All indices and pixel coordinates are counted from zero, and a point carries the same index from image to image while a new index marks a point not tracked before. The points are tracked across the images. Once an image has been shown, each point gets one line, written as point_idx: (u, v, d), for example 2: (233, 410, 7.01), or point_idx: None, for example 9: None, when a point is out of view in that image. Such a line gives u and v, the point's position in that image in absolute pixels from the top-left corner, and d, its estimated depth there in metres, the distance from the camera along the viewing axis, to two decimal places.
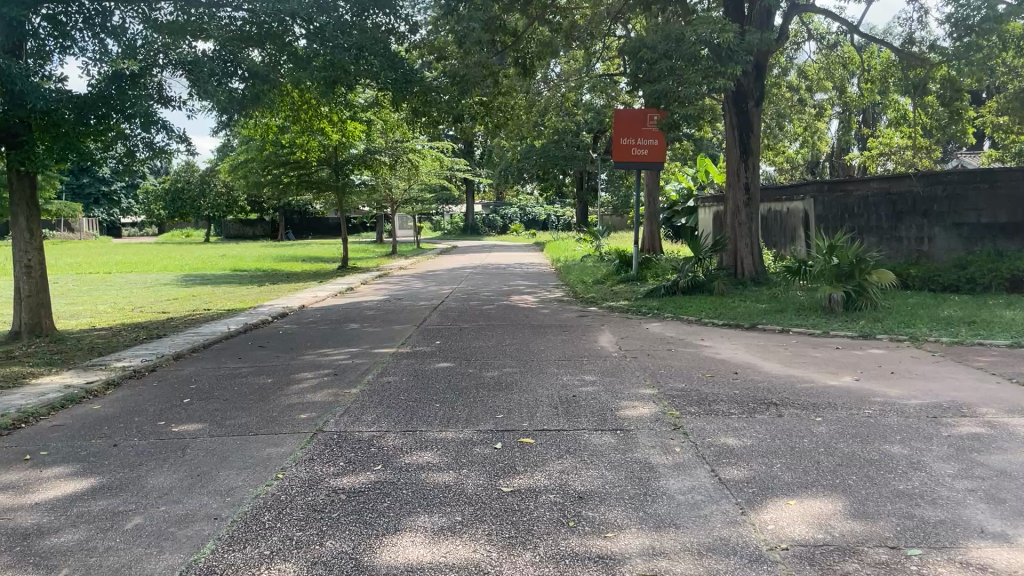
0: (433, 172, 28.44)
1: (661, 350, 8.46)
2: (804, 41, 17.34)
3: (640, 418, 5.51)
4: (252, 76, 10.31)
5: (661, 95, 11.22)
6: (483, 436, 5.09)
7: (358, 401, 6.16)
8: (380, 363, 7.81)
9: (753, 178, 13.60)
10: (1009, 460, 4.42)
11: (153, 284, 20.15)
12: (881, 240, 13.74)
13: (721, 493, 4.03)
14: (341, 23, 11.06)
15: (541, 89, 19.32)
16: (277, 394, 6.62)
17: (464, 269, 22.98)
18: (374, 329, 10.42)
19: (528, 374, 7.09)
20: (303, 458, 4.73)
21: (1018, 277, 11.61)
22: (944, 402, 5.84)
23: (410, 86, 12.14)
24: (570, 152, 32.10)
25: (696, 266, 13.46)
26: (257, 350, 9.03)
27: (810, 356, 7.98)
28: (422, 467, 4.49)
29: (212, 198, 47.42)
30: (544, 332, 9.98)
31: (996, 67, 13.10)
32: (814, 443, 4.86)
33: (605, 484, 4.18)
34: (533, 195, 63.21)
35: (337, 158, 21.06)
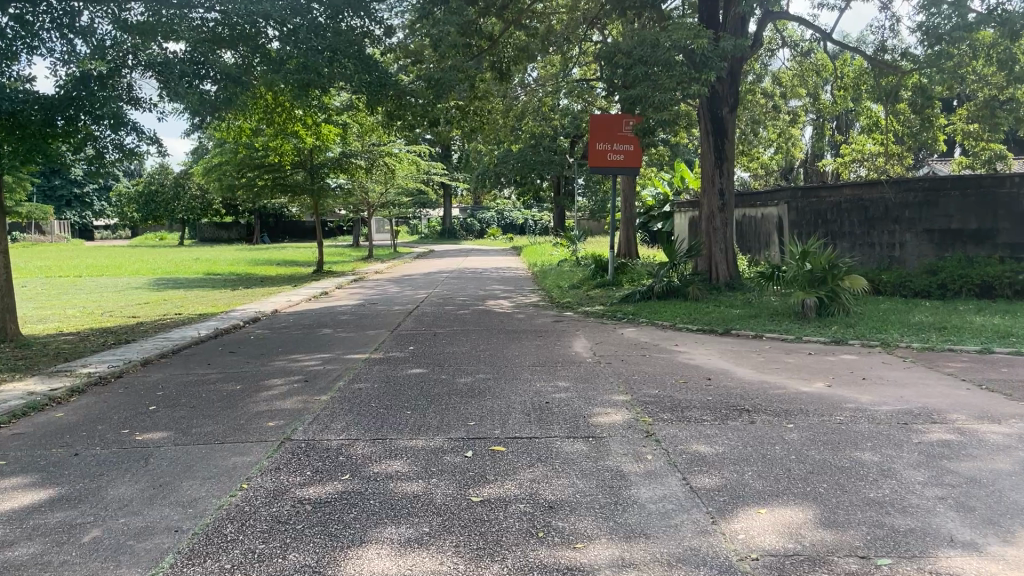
0: (410, 177, 28.32)
1: (636, 355, 8.44)
2: (779, 48, 17.54)
3: (612, 425, 5.47)
4: (227, 78, 10.20)
5: (636, 100, 11.23)
6: (454, 444, 5.03)
7: (328, 409, 6.07)
8: (352, 369, 7.73)
9: (729, 183, 13.63)
10: (979, 468, 4.43)
11: (124, 287, 19.84)
12: (854, 246, 14.02)
13: (692, 502, 4.00)
14: (315, 25, 11.04)
15: (518, 93, 19.27)
16: (245, 401, 6.51)
17: (440, 273, 22.89)
18: (347, 334, 10.32)
19: (501, 381, 7.03)
20: (269, 468, 4.64)
21: (988, 284, 11.69)
22: (915, 408, 5.86)
23: (385, 89, 12.04)
24: (547, 157, 31.94)
25: (671, 271, 13.51)
26: (227, 355, 8.90)
27: (783, 361, 8.00)
28: (391, 477, 4.42)
29: (186, 201, 46.95)
30: (519, 337, 9.93)
31: (966, 75, 13.28)
32: (786, 450, 4.85)
33: (576, 493, 4.13)
34: (511, 200, 63.22)
35: (313, 162, 20.90)
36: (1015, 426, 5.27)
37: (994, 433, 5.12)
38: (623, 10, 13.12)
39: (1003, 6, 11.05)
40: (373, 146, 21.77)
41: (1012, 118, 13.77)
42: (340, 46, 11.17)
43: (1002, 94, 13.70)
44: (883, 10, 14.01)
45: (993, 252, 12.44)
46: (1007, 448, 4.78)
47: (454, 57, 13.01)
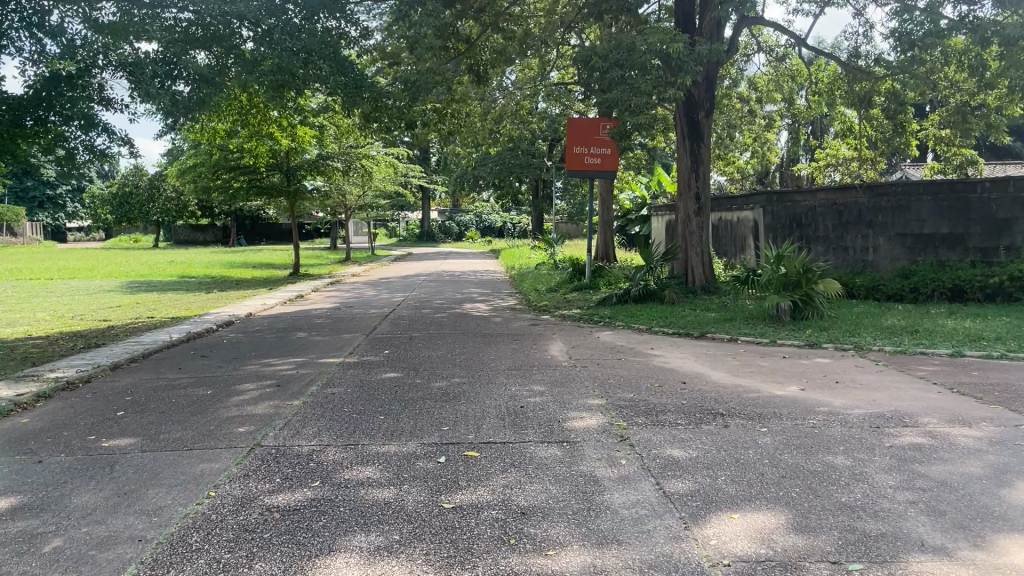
0: (387, 180, 28.20)
1: (611, 359, 8.43)
2: (754, 53, 17.69)
3: (586, 429, 5.45)
4: (199, 79, 10.12)
5: (612, 104, 11.25)
6: (426, 449, 4.98)
7: (300, 414, 5.99)
8: (326, 373, 7.65)
9: (705, 187, 13.68)
10: (950, 471, 4.45)
11: (95, 291, 19.54)
12: (829, 249, 14.16)
13: (665, 507, 3.98)
14: (289, 26, 10.96)
15: (496, 96, 19.23)
16: (216, 406, 6.41)
17: (417, 277, 22.78)
18: (321, 338, 10.22)
19: (476, 385, 6.98)
20: (237, 475, 4.57)
21: (960, 288, 11.82)
22: (887, 411, 5.90)
23: (361, 90, 11.95)
24: (525, 161, 31.86)
25: (648, 274, 13.54)
26: (199, 360, 8.78)
27: (757, 365, 8.02)
28: (361, 483, 4.36)
29: (161, 203, 46.40)
30: (495, 340, 9.89)
31: (938, 81, 13.47)
32: (759, 454, 4.85)
33: (548, 499, 4.10)
34: (489, 203, 63.14)
35: (290, 163, 20.75)
36: (986, 429, 5.31)
37: (965, 436, 5.16)
38: (600, 14, 13.15)
39: (974, 12, 11.21)
40: (350, 149, 21.63)
41: (983, 123, 13.98)
42: (314, 46, 11.10)
43: (973, 100, 13.92)
44: (857, 15, 14.16)
45: (964, 256, 12.51)
46: (977, 451, 4.82)
47: (431, 60, 12.95)
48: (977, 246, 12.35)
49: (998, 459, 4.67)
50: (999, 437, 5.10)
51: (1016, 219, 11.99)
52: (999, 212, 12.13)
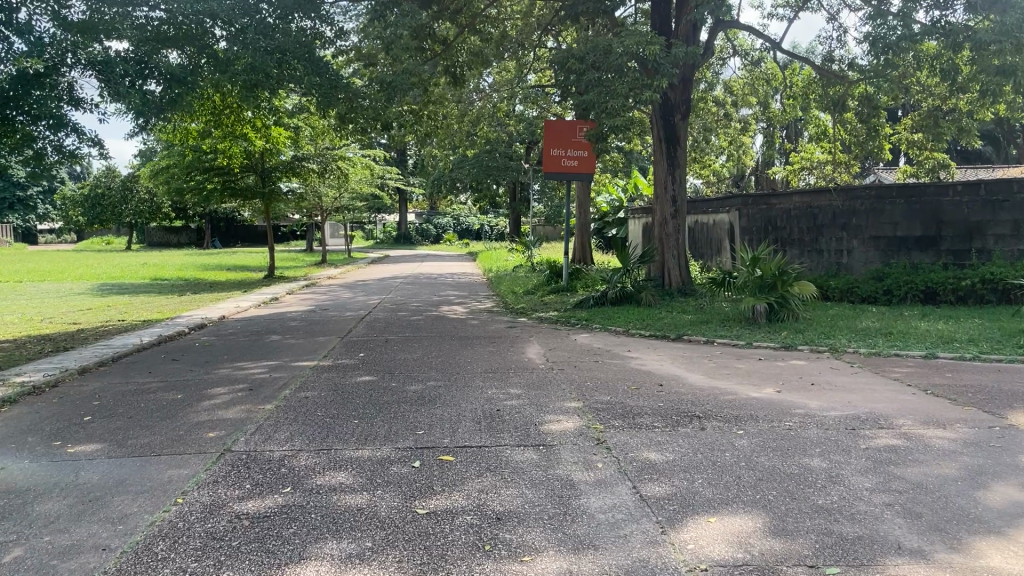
0: (364, 181, 28.02)
1: (588, 362, 8.39)
2: (729, 57, 17.75)
3: (563, 433, 5.40)
4: (171, 78, 9.99)
5: (589, 105, 11.24)
6: (401, 454, 4.90)
7: (272, 419, 5.88)
8: (299, 376, 7.54)
9: (681, 190, 13.73)
10: (925, 473, 4.45)
11: (66, 293, 19.18)
12: (803, 252, 14.19)
13: (642, 511, 3.94)
14: (263, 26, 10.85)
15: (473, 98, 19.16)
16: (186, 411, 6.29)
17: (394, 279, 22.63)
18: (295, 341, 10.09)
19: (452, 388, 6.91)
20: (206, 482, 4.46)
21: (932, 290, 11.94)
22: (863, 413, 5.91)
23: (335, 90, 11.81)
24: (503, 163, 31.51)
25: (625, 277, 13.51)
26: (169, 363, 8.62)
27: (733, 367, 8.02)
28: (334, 489, 4.27)
29: (134, 204, 45.72)
30: (471, 343, 9.82)
31: (910, 85, 13.71)
32: (735, 456, 4.83)
33: (524, 504, 4.05)
34: (466, 205, 62.98)
35: (265, 165, 20.54)
36: (960, 431, 5.34)
37: (940, 437, 5.17)
38: (576, 16, 13.15)
39: (946, 18, 11.35)
40: (326, 150, 21.46)
41: (955, 128, 14.15)
42: (288, 46, 10.98)
43: (945, 105, 14.08)
44: (831, 20, 14.26)
45: (937, 258, 12.67)
46: (952, 453, 4.83)
47: (407, 61, 12.87)
48: (949, 249, 12.52)
49: (973, 460, 4.69)
50: (973, 439, 5.12)
51: (986, 221, 12.22)
52: (971, 215, 12.32)
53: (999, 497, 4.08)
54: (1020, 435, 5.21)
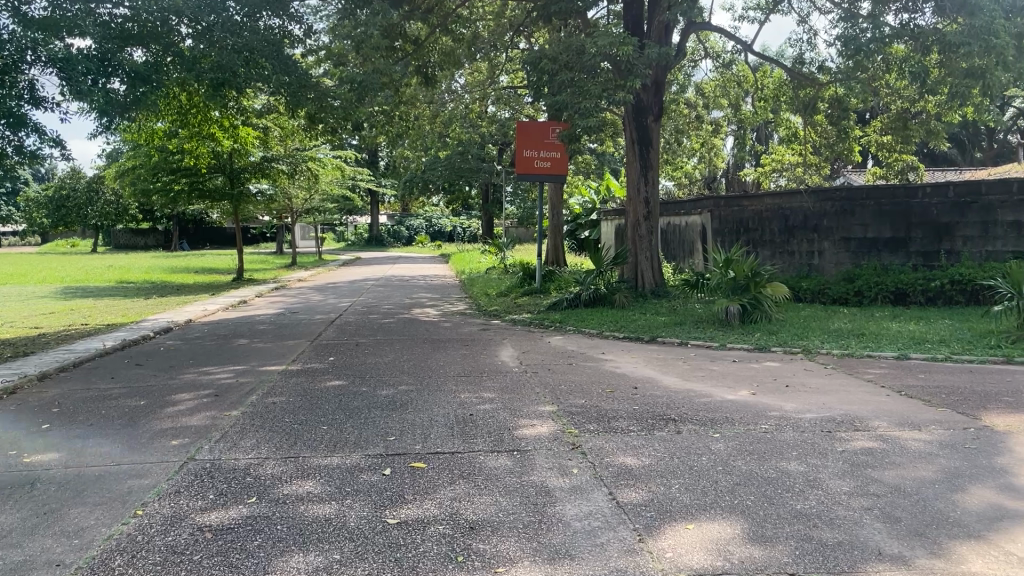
0: (335, 182, 27.70)
1: (562, 364, 8.30)
2: (701, 58, 17.76)
3: (537, 438, 5.29)
4: (135, 77, 9.78)
5: (562, 106, 11.17)
6: (371, 461, 4.76)
7: (238, 425, 5.71)
8: (268, 381, 7.37)
9: (654, 192, 13.70)
10: (902, 476, 4.42)
11: (28, 297, 18.71)
12: (775, 253, 14.15)
13: (619, 518, 3.84)
14: (230, 23, 10.66)
15: (445, 100, 19.01)
16: (149, 418, 6.09)
17: (365, 282, 22.39)
18: (264, 346, 9.89)
19: (424, 392, 6.78)
20: (167, 492, 4.30)
21: (903, 291, 12.03)
22: (838, 415, 5.87)
23: (305, 89, 11.63)
24: (475, 166, 31.62)
25: (597, 279, 13.41)
26: (133, 368, 8.40)
27: (707, 369, 7.97)
28: (301, 499, 4.13)
29: (99, 206, 44.91)
30: (443, 346, 9.69)
31: (879, 87, 13.82)
32: (712, 460, 4.76)
33: (498, 512, 3.93)
34: (439, 207, 62.69)
35: (234, 166, 20.24)
36: (935, 433, 5.32)
37: (916, 440, 5.14)
38: (549, 17, 13.08)
39: (915, 21, 11.46)
40: (296, 151, 21.16)
41: (923, 130, 14.29)
42: (256, 44, 10.78)
43: (914, 107, 14.21)
44: (801, 23, 14.34)
45: (907, 260, 12.80)
46: (928, 455, 4.80)
47: (378, 61, 12.72)
48: (919, 250, 12.66)
49: (949, 462, 4.66)
50: (949, 441, 5.10)
51: (954, 223, 12.40)
52: (939, 217, 12.46)
53: (977, 499, 4.05)
54: (995, 436, 5.20)
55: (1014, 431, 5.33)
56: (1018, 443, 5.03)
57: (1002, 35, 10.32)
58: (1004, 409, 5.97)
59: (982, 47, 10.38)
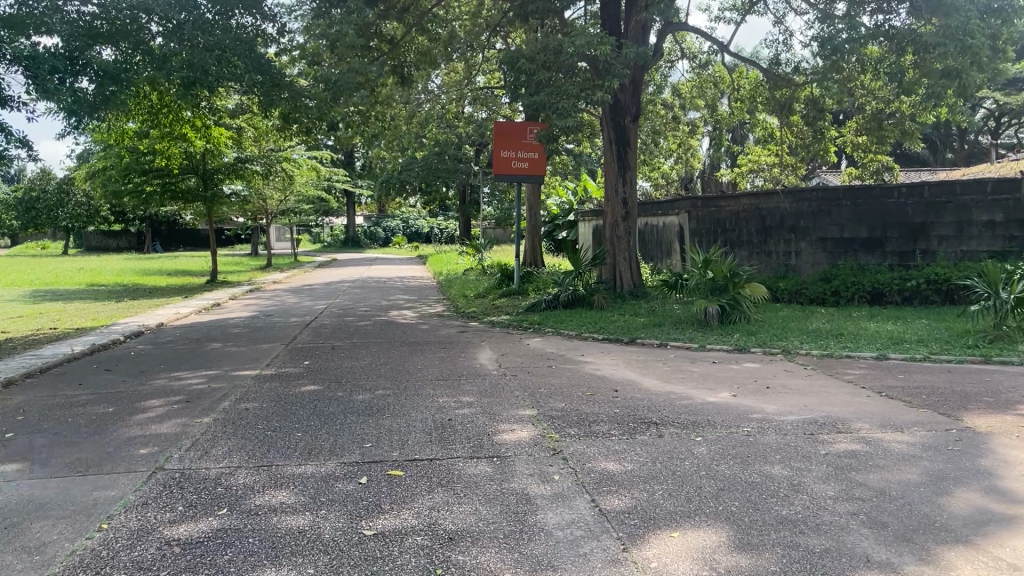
0: (310, 183, 27.41)
1: (542, 367, 8.20)
2: (677, 59, 17.76)
3: (517, 443, 5.19)
4: (104, 76, 9.60)
5: (540, 106, 11.07)
6: (346, 469, 4.63)
7: (208, 433, 5.55)
8: (241, 387, 7.20)
9: (632, 193, 13.65)
10: (887, 479, 4.37)
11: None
12: (752, 254, 14.17)
13: (602, 527, 3.75)
14: (202, 21, 10.47)
15: (421, 100, 18.88)
16: (117, 425, 5.91)
17: (342, 283, 22.16)
18: (237, 349, 9.69)
19: (401, 397, 6.65)
20: (135, 504, 4.14)
21: (879, 291, 12.07)
22: (820, 417, 5.82)
23: (278, 89, 11.47)
24: (452, 166, 31.35)
25: (576, 279, 13.35)
26: (102, 373, 8.19)
27: (688, 371, 7.91)
28: (274, 510, 3.99)
29: (70, 208, 44.20)
30: (421, 349, 9.56)
31: (854, 88, 13.90)
32: (695, 465, 4.68)
33: (478, 522, 3.82)
34: (416, 208, 62.43)
35: (207, 167, 19.95)
36: (917, 434, 5.28)
37: (899, 442, 5.10)
38: (525, 16, 12.99)
39: (890, 22, 11.51)
40: (271, 152, 20.90)
41: (898, 130, 14.38)
42: (228, 43, 10.59)
43: (888, 108, 14.28)
44: (777, 24, 14.38)
45: (883, 260, 12.86)
46: (911, 457, 4.76)
47: (353, 60, 12.56)
48: (894, 250, 12.72)
49: (934, 465, 4.62)
50: (932, 442, 5.07)
51: (930, 223, 12.47)
52: (914, 217, 12.53)
53: (962, 503, 4.01)
54: (977, 437, 5.18)
55: (996, 432, 5.31)
56: (999, 444, 5.01)
57: (976, 35, 10.38)
58: (984, 409, 5.95)
59: (957, 48, 10.45)
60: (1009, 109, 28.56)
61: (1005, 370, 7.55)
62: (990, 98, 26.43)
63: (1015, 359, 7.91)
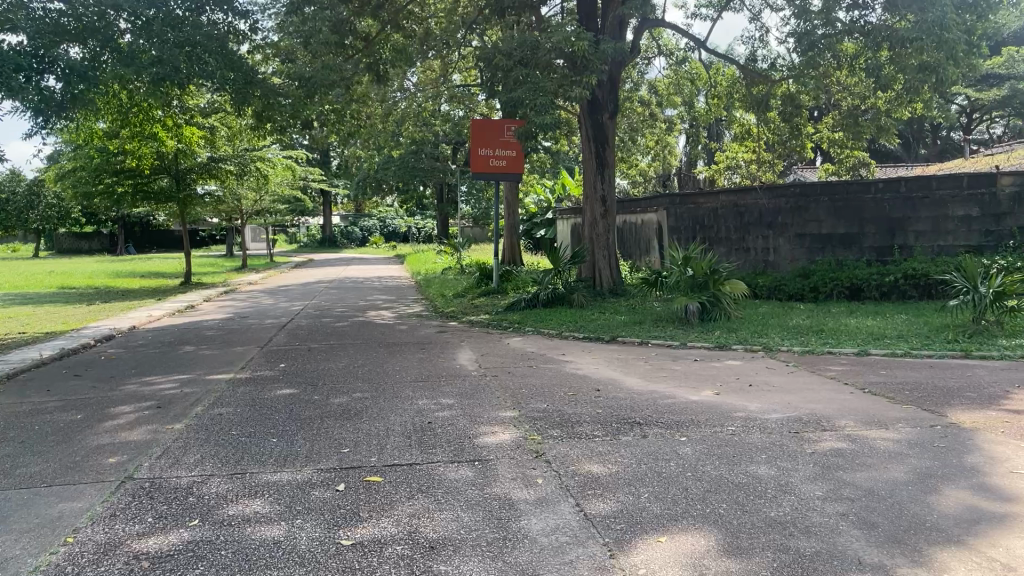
0: (285, 182, 27.06)
1: (522, 367, 8.08)
2: (654, 56, 17.71)
3: (499, 446, 5.08)
4: (71, 73, 9.34)
5: (516, 104, 10.88)
6: (323, 476, 4.49)
7: (180, 440, 5.39)
8: (215, 391, 7.02)
9: (610, 190, 13.58)
10: (874, 478, 4.31)
11: None
12: (731, 251, 14.17)
13: (588, 533, 3.65)
14: (171, 17, 10.27)
15: (397, 98, 18.68)
16: (85, 433, 5.72)
17: (319, 284, 21.90)
18: (211, 353, 9.49)
19: (379, 400, 6.51)
20: (102, 516, 3.97)
21: (858, 286, 12.07)
22: (804, 415, 5.76)
23: (250, 86, 11.31)
24: (429, 165, 31.11)
25: (555, 278, 13.26)
26: (71, 379, 7.96)
27: (670, 369, 7.83)
28: (247, 521, 3.85)
29: (41, 210, 43.47)
30: (400, 350, 9.41)
31: (830, 84, 13.94)
32: (681, 466, 4.59)
33: (459, 529, 3.71)
34: (393, 207, 62.08)
35: (179, 167, 19.68)
36: (902, 432, 5.23)
37: (884, 439, 5.05)
38: (501, 13, 12.86)
39: (865, 18, 11.53)
40: (245, 151, 20.58)
41: (874, 126, 14.40)
42: (198, 39, 10.40)
43: (865, 103, 14.39)
44: (753, 20, 14.38)
45: (860, 255, 12.87)
46: (899, 455, 4.70)
47: (326, 56, 12.36)
48: (872, 246, 12.75)
49: (921, 462, 4.56)
50: (918, 440, 5.02)
51: (907, 218, 12.50)
52: (892, 212, 12.57)
53: (952, 501, 3.95)
54: (962, 434, 5.14)
55: (981, 428, 5.27)
56: (984, 440, 4.98)
57: (951, 30, 10.42)
58: (968, 405, 5.92)
59: (934, 42, 10.48)
60: (981, 104, 28.89)
61: (986, 365, 7.55)
62: (964, 93, 26.77)
63: (995, 353, 7.91)
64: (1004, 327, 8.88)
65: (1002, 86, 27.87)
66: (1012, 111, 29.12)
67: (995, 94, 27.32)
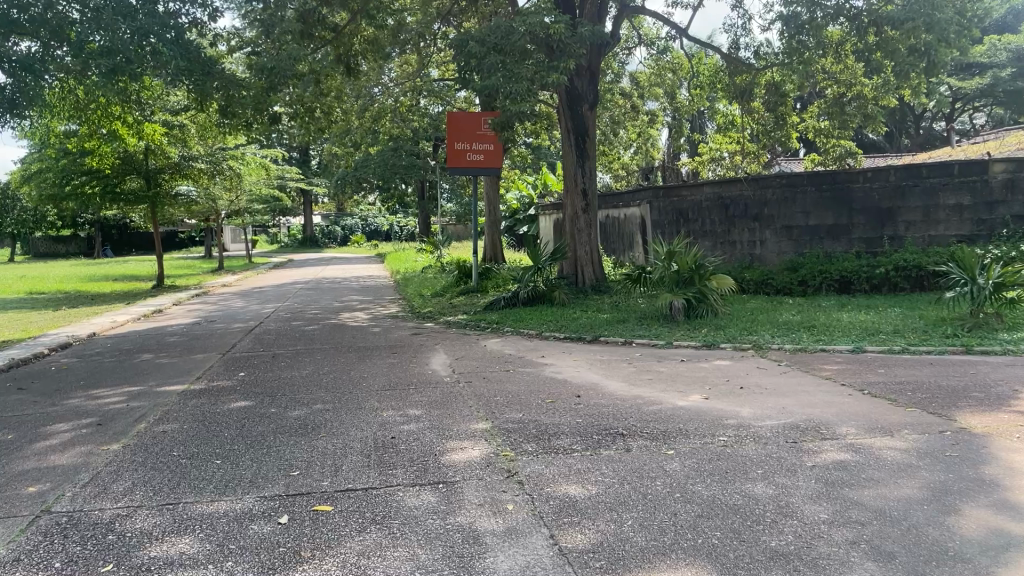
0: (260, 182, 26.79)
1: (498, 372, 7.58)
2: (634, 46, 17.19)
3: (468, 465, 4.58)
4: (17, 66, 8.90)
5: (491, 90, 10.20)
6: (267, 506, 3.98)
7: (114, 463, 4.86)
8: (166, 405, 6.48)
9: (592, 183, 13.07)
10: (886, 497, 3.84)
11: None
12: (716, 245, 13.44)
13: (562, 573, 3.15)
14: (123, 6, 9.42)
15: (374, 92, 18.37)
16: (12, 456, 5.16)
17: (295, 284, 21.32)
18: (169, 361, 8.92)
19: (341, 412, 5.99)
20: (4, 562, 3.43)
21: (847, 280, 11.67)
22: (800, 422, 5.30)
23: (209, 77, 10.52)
24: (409, 161, 30.28)
25: (536, 275, 12.76)
26: (12, 394, 7.34)
27: (656, 371, 7.34)
28: (169, 564, 3.32)
29: (16, 214, 42.28)
30: (369, 355, 8.87)
31: (816, 72, 13.56)
32: (668, 486, 4.11)
33: (415, 571, 3.21)
34: (375, 206, 61.46)
35: (150, 166, 18.91)
36: (909, 439, 4.79)
37: (890, 449, 4.60)
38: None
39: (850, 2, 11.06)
40: (218, 150, 20.14)
41: (860, 115, 13.97)
42: (152, 28, 9.51)
43: (850, 91, 13.88)
44: (735, 8, 13.90)
45: (849, 247, 12.45)
46: (908, 467, 4.25)
47: (292, 45, 11.68)
48: (861, 237, 12.34)
49: (933, 476, 4.10)
50: (926, 448, 4.57)
51: (897, 207, 12.10)
52: (880, 202, 12.18)
53: (973, 523, 3.50)
54: (974, 440, 4.70)
55: (994, 433, 4.84)
56: (1000, 448, 4.53)
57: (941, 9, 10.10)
58: (975, 406, 5.48)
59: (925, 22, 10.15)
60: (964, 94, 28.86)
61: (989, 361, 7.12)
62: (949, 83, 26.73)
63: (997, 349, 7.47)
64: (1003, 320, 8.45)
65: (983, 75, 27.78)
66: (995, 101, 29.05)
67: (976, 83, 27.05)
